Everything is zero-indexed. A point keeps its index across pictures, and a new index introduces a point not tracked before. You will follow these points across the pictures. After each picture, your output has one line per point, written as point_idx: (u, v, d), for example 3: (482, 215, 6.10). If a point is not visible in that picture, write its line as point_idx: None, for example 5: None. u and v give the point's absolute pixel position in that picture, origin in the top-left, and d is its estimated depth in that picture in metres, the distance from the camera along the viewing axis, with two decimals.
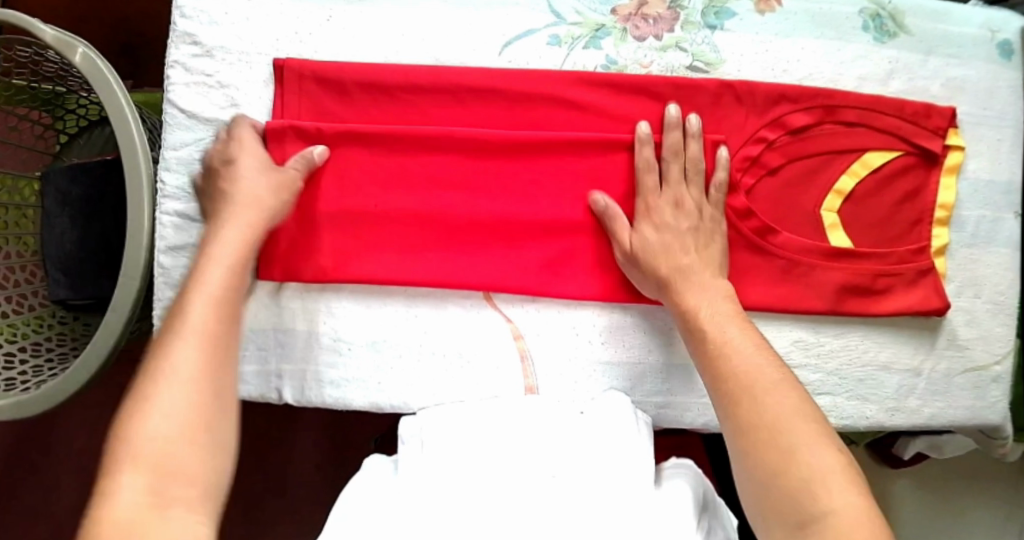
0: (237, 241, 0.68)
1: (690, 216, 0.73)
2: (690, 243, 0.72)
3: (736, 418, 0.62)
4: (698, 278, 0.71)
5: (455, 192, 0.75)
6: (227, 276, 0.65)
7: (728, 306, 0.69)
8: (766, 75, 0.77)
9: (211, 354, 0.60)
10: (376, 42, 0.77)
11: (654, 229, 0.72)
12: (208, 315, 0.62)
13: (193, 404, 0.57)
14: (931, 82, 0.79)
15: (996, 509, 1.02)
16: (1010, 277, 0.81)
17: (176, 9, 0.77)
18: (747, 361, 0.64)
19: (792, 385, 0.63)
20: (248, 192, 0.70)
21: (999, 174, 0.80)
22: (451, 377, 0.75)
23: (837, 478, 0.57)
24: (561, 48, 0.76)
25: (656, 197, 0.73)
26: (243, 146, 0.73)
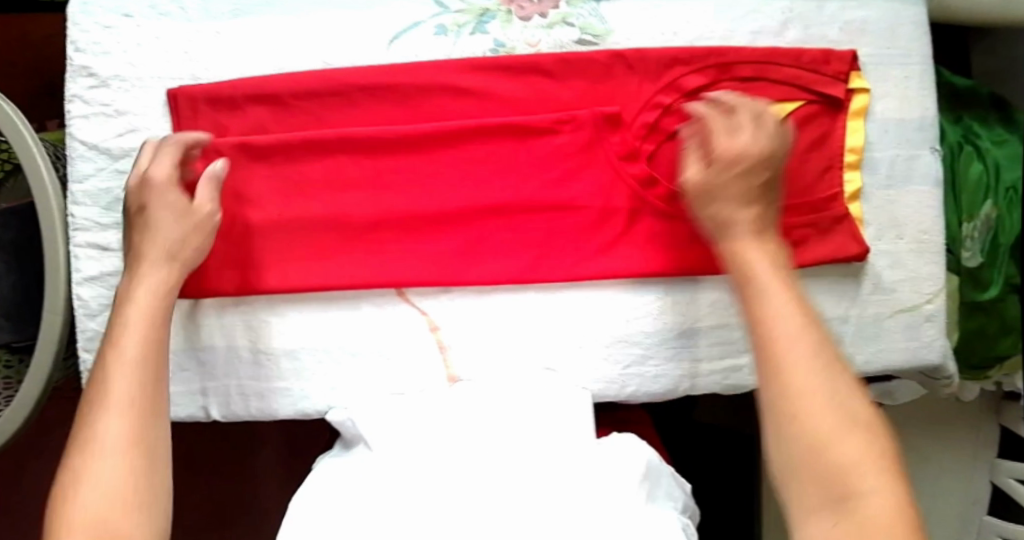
0: (148, 295, 0.68)
1: (744, 167, 0.67)
2: (731, 192, 0.67)
3: (780, 388, 0.57)
4: (738, 231, 0.66)
5: (344, 190, 0.75)
6: (146, 338, 0.65)
7: (775, 264, 0.64)
8: (657, 40, 0.77)
9: (134, 419, 0.61)
10: (265, 52, 0.76)
11: (714, 168, 0.67)
12: (127, 382, 0.62)
13: (115, 470, 0.58)
14: (828, 28, 0.78)
15: (963, 455, 1.02)
16: (932, 214, 0.79)
17: (69, 43, 0.76)
18: (794, 336, 0.58)
19: (840, 366, 0.58)
20: (157, 251, 0.70)
21: (909, 112, 0.79)
22: (375, 375, 0.76)
23: (880, 464, 0.54)
24: (448, 37, 0.76)
25: (733, 140, 0.68)
26: (149, 190, 0.70)
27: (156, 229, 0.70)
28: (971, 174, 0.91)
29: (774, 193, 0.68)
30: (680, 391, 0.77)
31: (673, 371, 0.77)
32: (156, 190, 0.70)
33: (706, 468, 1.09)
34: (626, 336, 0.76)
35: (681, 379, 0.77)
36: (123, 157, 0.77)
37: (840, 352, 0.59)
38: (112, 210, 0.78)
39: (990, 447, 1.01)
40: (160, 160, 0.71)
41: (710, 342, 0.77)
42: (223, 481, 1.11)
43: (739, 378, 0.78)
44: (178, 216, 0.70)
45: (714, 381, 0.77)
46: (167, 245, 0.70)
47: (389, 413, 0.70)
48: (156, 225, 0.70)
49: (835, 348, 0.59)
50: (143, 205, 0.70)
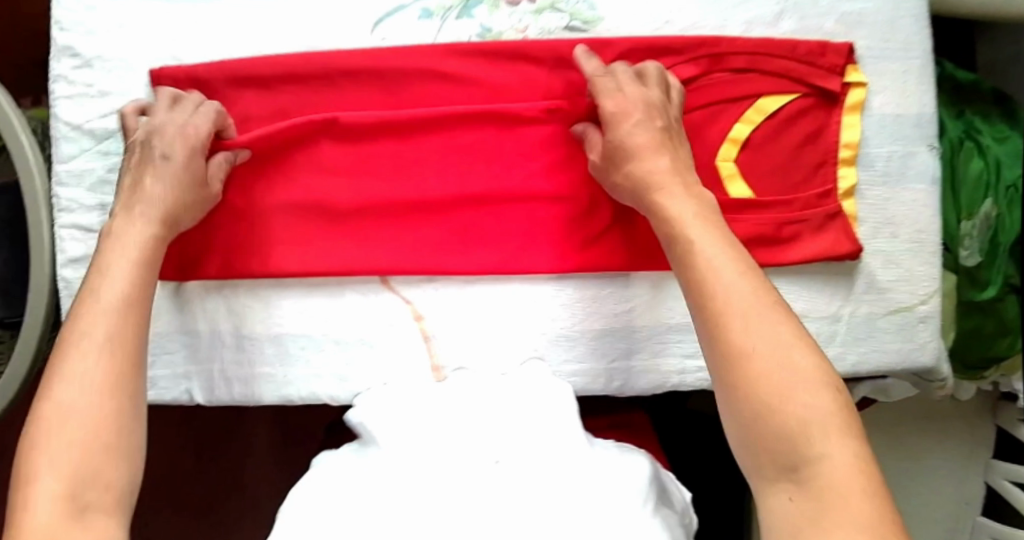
0: (134, 236, 0.66)
1: (661, 118, 0.68)
2: (662, 144, 0.68)
3: (721, 345, 0.56)
4: (671, 182, 0.66)
5: (325, 178, 0.74)
6: (133, 283, 0.64)
7: (705, 213, 0.64)
8: (647, 28, 0.75)
9: (112, 359, 0.59)
10: (249, 34, 0.75)
11: (646, 129, 0.67)
12: (108, 324, 0.60)
13: (86, 410, 0.56)
14: (825, 19, 0.76)
15: (958, 455, 1.00)
16: (928, 214, 0.78)
17: (53, 23, 0.76)
18: (728, 282, 0.58)
19: (786, 314, 0.56)
20: (153, 193, 0.68)
21: (906, 108, 0.77)
22: (359, 363, 0.75)
23: (829, 420, 0.52)
24: (434, 21, 0.75)
25: (626, 97, 0.68)
26: (170, 131, 0.69)
27: (162, 168, 0.68)
28: (971, 171, 0.89)
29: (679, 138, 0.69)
30: (667, 387, 0.76)
31: (660, 366, 0.75)
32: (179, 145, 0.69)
33: (699, 462, 1.08)
34: (614, 328, 0.75)
35: (669, 374, 0.76)
36: (107, 139, 0.76)
37: (782, 299, 0.57)
38: (95, 191, 0.77)
39: (986, 444, 1.01)
40: (195, 121, 0.70)
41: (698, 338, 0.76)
42: (215, 463, 1.12)
43: None
44: (187, 166, 0.69)
45: (702, 378, 0.76)
46: (168, 193, 0.68)
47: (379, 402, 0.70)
48: (156, 183, 0.68)
49: (773, 292, 0.58)
50: (154, 142, 0.69)
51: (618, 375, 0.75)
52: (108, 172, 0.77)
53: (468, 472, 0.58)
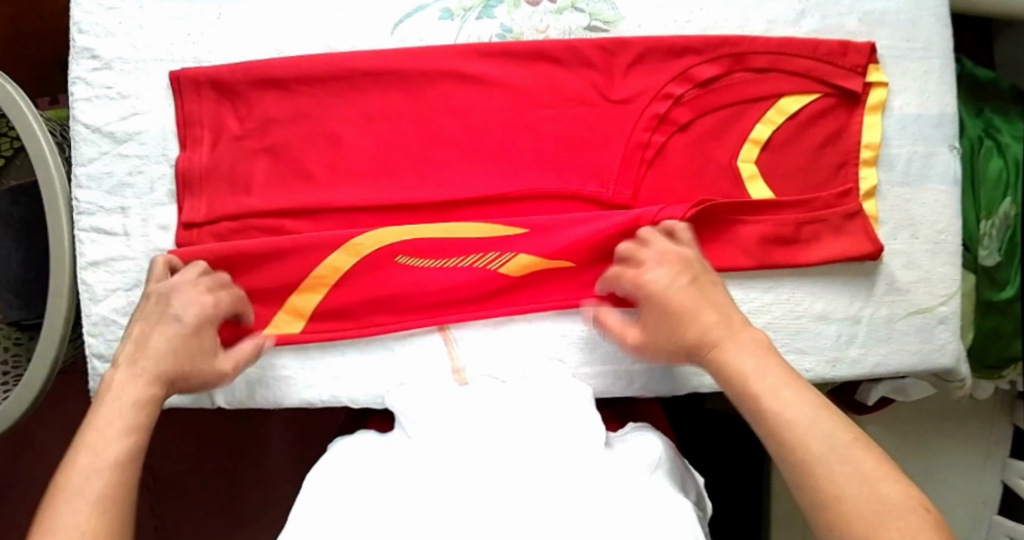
0: (131, 391, 0.62)
1: (682, 266, 0.68)
2: (699, 295, 0.66)
3: (798, 486, 0.54)
4: (735, 332, 0.63)
5: (343, 181, 0.74)
6: (143, 391, 0.63)
7: (752, 337, 0.62)
8: (668, 28, 0.75)
9: (116, 466, 0.57)
10: (268, 35, 0.75)
11: (677, 299, 0.66)
12: (115, 430, 0.59)
13: (80, 513, 0.54)
14: (847, 18, 0.76)
15: (973, 455, 1.00)
16: (949, 214, 0.77)
17: (72, 25, 0.75)
18: (806, 419, 0.55)
19: (862, 437, 0.54)
20: (157, 353, 0.65)
21: (927, 108, 0.77)
22: (380, 364, 0.75)
23: (929, 536, 0.49)
24: (454, 21, 0.75)
25: (647, 272, 0.69)
26: (187, 296, 0.68)
27: (170, 335, 0.66)
28: (990, 172, 0.88)
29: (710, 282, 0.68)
30: (687, 388, 0.76)
31: (681, 368, 0.75)
32: (179, 311, 0.68)
33: (714, 460, 1.09)
34: None
35: (690, 376, 0.76)
36: (127, 141, 0.76)
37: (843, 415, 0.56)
38: (116, 194, 0.77)
39: (1003, 445, 1.00)
40: (186, 280, 0.70)
41: None
42: (230, 464, 1.12)
43: None
44: (197, 337, 0.67)
45: None
46: (171, 354, 0.66)
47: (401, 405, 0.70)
48: (160, 318, 0.67)
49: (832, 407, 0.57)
50: (170, 304, 0.68)
51: (639, 377, 0.75)
52: (128, 174, 0.77)
53: (496, 498, 0.58)
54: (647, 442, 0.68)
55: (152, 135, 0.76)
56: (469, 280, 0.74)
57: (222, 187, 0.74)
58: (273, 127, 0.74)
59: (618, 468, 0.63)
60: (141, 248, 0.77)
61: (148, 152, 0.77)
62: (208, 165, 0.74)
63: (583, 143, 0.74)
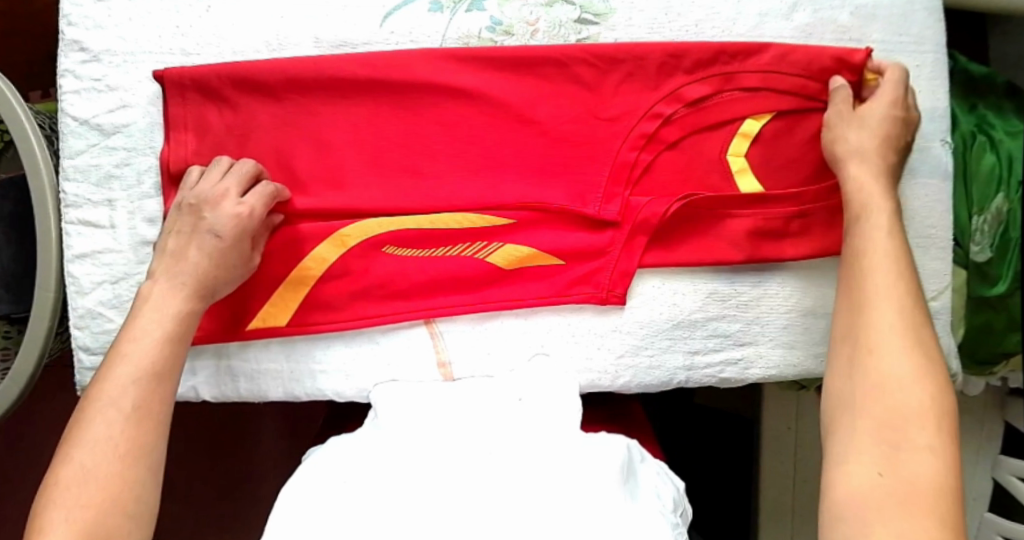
0: (169, 307, 0.67)
1: (877, 137, 0.71)
2: (878, 168, 0.70)
3: (842, 340, 0.62)
4: (883, 210, 0.67)
5: (323, 184, 0.74)
6: (179, 305, 0.67)
7: (892, 263, 0.64)
8: (658, 20, 0.75)
9: (148, 380, 0.62)
10: (257, 26, 0.75)
11: (853, 154, 0.70)
12: (149, 345, 0.64)
13: (113, 423, 0.59)
14: (839, 11, 0.76)
15: (964, 449, 1.01)
16: (940, 209, 0.77)
17: (61, 17, 0.75)
18: (885, 300, 0.62)
19: (929, 352, 0.58)
20: (195, 269, 0.68)
21: (919, 102, 0.76)
22: (368, 359, 0.75)
23: (937, 455, 0.53)
24: (444, 14, 0.74)
25: (869, 109, 0.71)
26: (222, 208, 0.69)
27: (214, 247, 0.69)
28: (983, 166, 0.88)
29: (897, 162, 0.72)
30: (674, 384, 0.75)
31: (668, 363, 0.75)
32: (215, 216, 0.69)
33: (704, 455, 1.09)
34: (622, 325, 0.74)
35: (676, 371, 0.75)
36: (114, 134, 0.76)
37: (936, 360, 0.58)
38: (103, 186, 0.76)
39: (994, 442, 1.00)
40: (228, 183, 0.70)
41: (707, 335, 0.75)
42: (220, 458, 1.12)
43: (735, 373, 0.76)
44: (234, 247, 0.69)
45: (709, 376, 0.76)
46: (208, 270, 0.68)
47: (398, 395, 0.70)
48: (197, 235, 0.69)
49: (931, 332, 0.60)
50: (204, 216, 0.69)
51: (629, 373, 0.75)
52: (115, 167, 0.76)
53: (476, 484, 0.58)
54: (613, 440, 0.64)
55: (140, 127, 0.76)
56: (461, 272, 0.74)
57: None
58: (253, 132, 0.74)
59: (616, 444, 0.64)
60: (128, 241, 0.77)
61: (136, 144, 0.76)
62: (207, 153, 0.74)
63: (571, 138, 0.74)
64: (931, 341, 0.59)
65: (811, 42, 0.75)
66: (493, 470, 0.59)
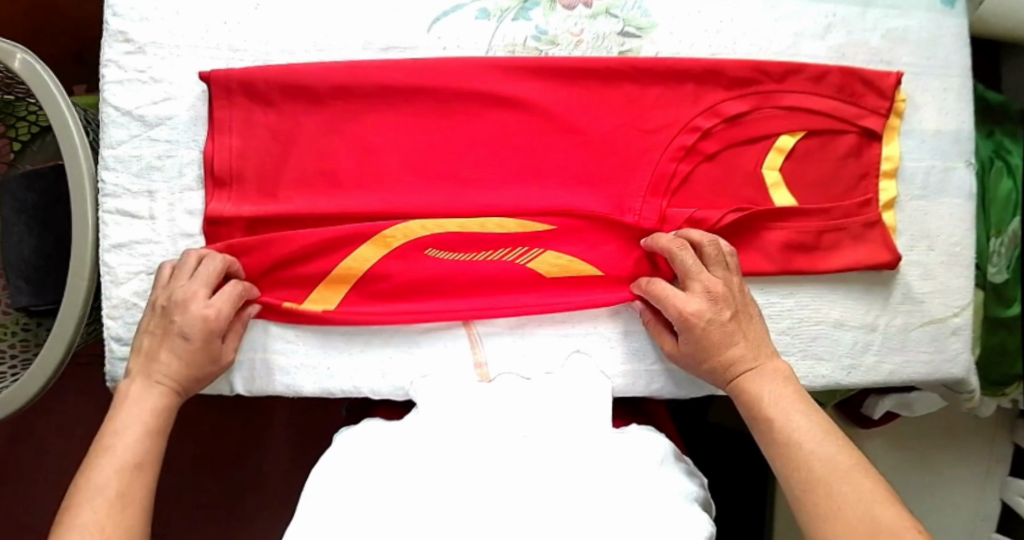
0: (147, 402, 0.66)
1: (725, 302, 0.70)
2: (735, 332, 0.69)
3: (807, 507, 0.60)
4: (760, 366, 0.68)
5: (368, 191, 0.75)
6: (162, 399, 0.67)
7: (792, 389, 0.66)
8: (698, 36, 0.77)
9: (131, 470, 0.62)
10: (306, 26, 0.76)
11: (721, 322, 0.69)
12: (131, 438, 0.64)
13: (99, 511, 0.59)
14: (870, 34, 0.79)
15: (974, 470, 1.02)
16: (962, 229, 0.80)
17: (107, 8, 0.75)
18: (815, 444, 0.62)
19: (863, 467, 0.60)
20: (168, 370, 0.68)
21: (946, 124, 0.80)
22: (402, 356, 0.75)
23: None
24: (490, 21, 0.76)
25: (688, 298, 0.70)
26: (190, 310, 0.68)
27: (178, 345, 0.68)
28: (1000, 192, 0.91)
29: (749, 313, 0.71)
30: (705, 390, 0.77)
31: None
32: (183, 310, 0.68)
33: (719, 469, 1.10)
34: None
35: None
36: (157, 126, 0.76)
37: (877, 471, 0.60)
38: (143, 177, 0.76)
39: (1003, 464, 1.01)
40: (194, 286, 0.69)
41: None
42: (232, 458, 1.11)
43: None
44: (201, 349, 0.69)
45: None
46: (180, 371, 0.68)
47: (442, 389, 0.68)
48: (164, 334, 0.68)
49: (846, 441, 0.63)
50: (173, 318, 0.68)
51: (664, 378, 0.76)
52: (157, 159, 0.76)
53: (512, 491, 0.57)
54: (651, 440, 0.65)
55: (183, 120, 0.76)
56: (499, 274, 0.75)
57: (260, 189, 0.75)
58: (298, 136, 0.74)
59: (630, 459, 0.61)
60: (166, 232, 0.76)
61: (178, 137, 0.76)
62: (248, 149, 0.74)
63: (610, 149, 0.75)
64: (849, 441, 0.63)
65: (845, 62, 0.78)
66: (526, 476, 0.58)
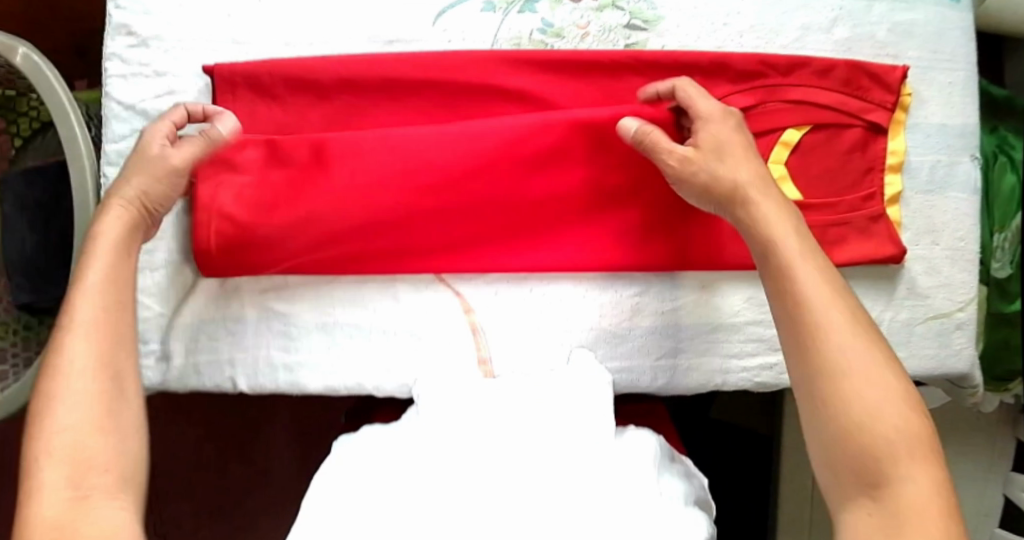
0: (118, 234, 0.63)
1: (744, 145, 0.68)
2: (758, 182, 0.67)
3: (813, 374, 0.58)
4: (782, 230, 0.64)
5: (371, 186, 0.72)
6: (113, 262, 0.61)
7: (821, 271, 0.62)
8: (704, 29, 0.77)
9: (105, 314, 0.59)
10: (312, 18, 0.76)
11: (743, 166, 0.67)
12: (104, 276, 0.60)
13: (89, 346, 0.57)
14: (877, 28, 0.79)
15: (976, 465, 1.01)
16: (969, 223, 0.80)
17: (110, 0, 0.75)
18: (832, 319, 0.59)
19: (879, 349, 0.58)
20: (133, 197, 0.64)
21: (951, 119, 0.80)
22: (405, 355, 0.74)
23: (908, 449, 0.54)
24: (496, 14, 0.76)
25: (716, 130, 0.69)
26: (148, 150, 0.66)
27: (137, 187, 0.65)
28: (1004, 187, 0.91)
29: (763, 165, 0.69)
30: (711, 387, 0.76)
31: (705, 364, 0.76)
32: (141, 148, 0.66)
33: (722, 465, 1.09)
34: (659, 325, 0.76)
35: (714, 374, 0.76)
36: None
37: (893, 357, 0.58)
38: None
39: (1005, 459, 1.01)
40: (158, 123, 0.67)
41: (743, 339, 0.76)
42: (233, 454, 1.11)
43: (772, 377, 0.77)
44: (155, 177, 0.66)
45: (747, 379, 0.76)
46: (144, 189, 0.65)
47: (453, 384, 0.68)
48: (128, 175, 0.65)
49: (891, 356, 0.58)
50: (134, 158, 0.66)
51: (669, 375, 0.76)
52: None
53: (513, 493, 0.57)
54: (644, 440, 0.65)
55: None
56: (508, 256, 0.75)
57: (264, 185, 0.72)
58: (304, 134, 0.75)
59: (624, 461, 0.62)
60: None
61: None
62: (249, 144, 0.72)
63: (617, 146, 0.75)
64: (873, 327, 0.60)
65: (851, 56, 0.78)
66: (524, 470, 0.59)
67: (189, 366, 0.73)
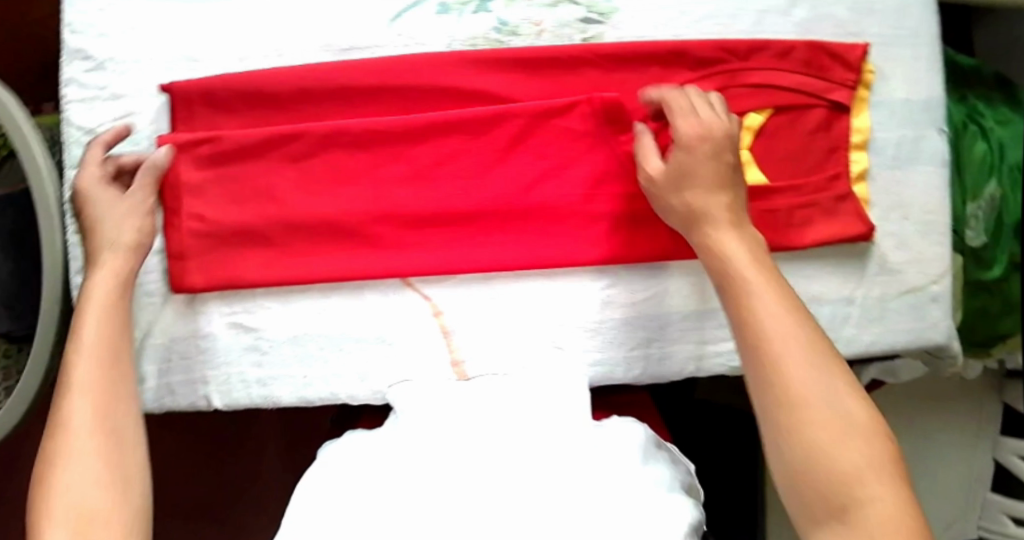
0: (108, 282, 0.67)
1: (709, 149, 0.69)
2: (717, 189, 0.68)
3: (770, 393, 0.57)
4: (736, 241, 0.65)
5: (337, 190, 0.74)
6: (107, 316, 0.65)
7: (778, 284, 0.62)
8: (662, 19, 0.77)
9: (105, 367, 0.62)
10: (266, 31, 0.75)
11: (704, 172, 0.68)
12: (100, 329, 0.64)
13: (88, 399, 0.60)
14: (836, 6, 0.78)
15: (962, 432, 1.02)
16: (938, 195, 0.79)
17: (64, 26, 0.74)
18: (786, 335, 0.58)
19: (837, 366, 0.58)
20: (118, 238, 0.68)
21: (915, 93, 0.79)
22: (377, 361, 0.74)
23: (872, 467, 0.53)
24: (451, 15, 0.76)
25: (683, 131, 0.69)
26: (94, 195, 0.69)
27: (106, 231, 0.68)
28: (974, 155, 0.91)
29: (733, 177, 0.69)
30: (684, 374, 0.76)
31: (678, 354, 0.76)
32: (87, 195, 0.69)
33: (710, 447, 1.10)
34: (630, 317, 0.75)
35: (687, 361, 0.76)
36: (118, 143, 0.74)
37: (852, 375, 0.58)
38: None
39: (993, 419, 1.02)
40: (88, 162, 0.71)
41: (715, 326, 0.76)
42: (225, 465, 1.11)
43: None
44: (116, 214, 0.69)
45: (720, 364, 0.76)
46: (114, 230, 0.68)
47: (430, 397, 0.68)
48: (94, 224, 0.69)
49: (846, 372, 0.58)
50: (87, 207, 0.69)
51: (642, 365, 0.75)
52: None
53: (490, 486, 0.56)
54: (625, 427, 0.65)
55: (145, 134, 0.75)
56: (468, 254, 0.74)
57: (229, 196, 0.73)
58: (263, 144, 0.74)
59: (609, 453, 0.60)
60: None
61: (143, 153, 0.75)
62: (211, 155, 0.73)
63: (576, 134, 0.74)
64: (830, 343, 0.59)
65: (811, 36, 0.78)
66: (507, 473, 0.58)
67: (166, 386, 0.74)
